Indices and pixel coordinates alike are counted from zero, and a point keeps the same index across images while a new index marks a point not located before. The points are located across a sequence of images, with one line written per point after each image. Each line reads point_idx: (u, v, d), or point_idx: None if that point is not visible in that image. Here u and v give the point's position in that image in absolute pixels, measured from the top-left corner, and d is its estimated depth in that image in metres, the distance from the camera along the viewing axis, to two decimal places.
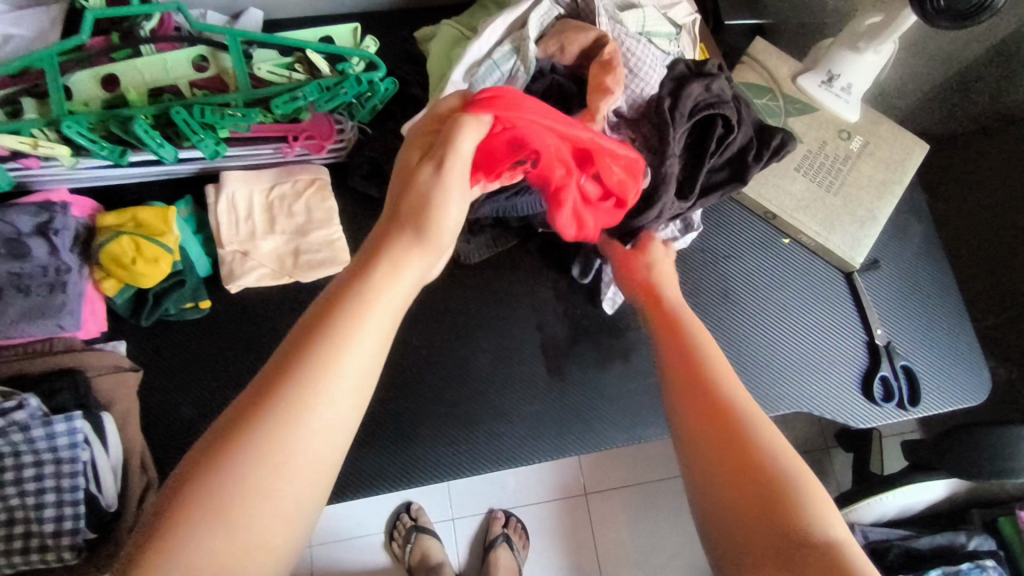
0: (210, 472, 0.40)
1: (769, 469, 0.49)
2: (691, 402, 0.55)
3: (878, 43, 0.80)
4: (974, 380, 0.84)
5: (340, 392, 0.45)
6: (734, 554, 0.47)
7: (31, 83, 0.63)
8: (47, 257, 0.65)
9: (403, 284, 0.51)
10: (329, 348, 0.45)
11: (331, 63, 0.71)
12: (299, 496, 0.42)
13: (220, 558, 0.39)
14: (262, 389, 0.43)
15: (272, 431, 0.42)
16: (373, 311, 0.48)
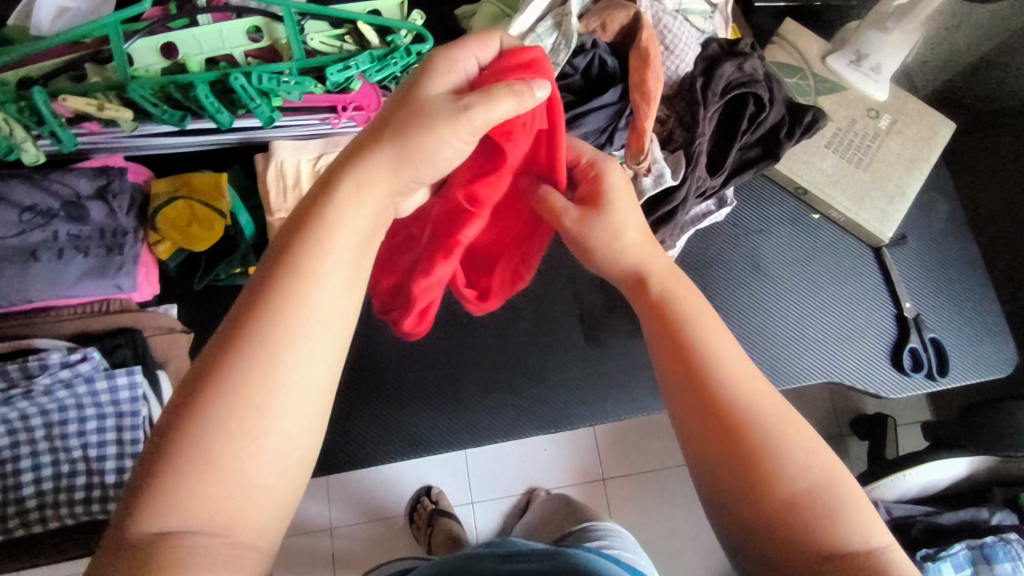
0: (195, 413, 0.40)
1: (789, 490, 0.46)
2: (693, 413, 0.50)
3: (905, 22, 0.82)
4: (1002, 353, 0.86)
5: (312, 324, 0.43)
6: (735, 511, 0.47)
7: (95, 50, 0.65)
8: (104, 220, 0.67)
9: (364, 206, 0.48)
10: (295, 283, 0.43)
11: (380, 35, 0.73)
12: (288, 431, 0.41)
13: (214, 500, 0.39)
14: (232, 333, 0.42)
15: (246, 372, 0.41)
16: (335, 239, 0.46)
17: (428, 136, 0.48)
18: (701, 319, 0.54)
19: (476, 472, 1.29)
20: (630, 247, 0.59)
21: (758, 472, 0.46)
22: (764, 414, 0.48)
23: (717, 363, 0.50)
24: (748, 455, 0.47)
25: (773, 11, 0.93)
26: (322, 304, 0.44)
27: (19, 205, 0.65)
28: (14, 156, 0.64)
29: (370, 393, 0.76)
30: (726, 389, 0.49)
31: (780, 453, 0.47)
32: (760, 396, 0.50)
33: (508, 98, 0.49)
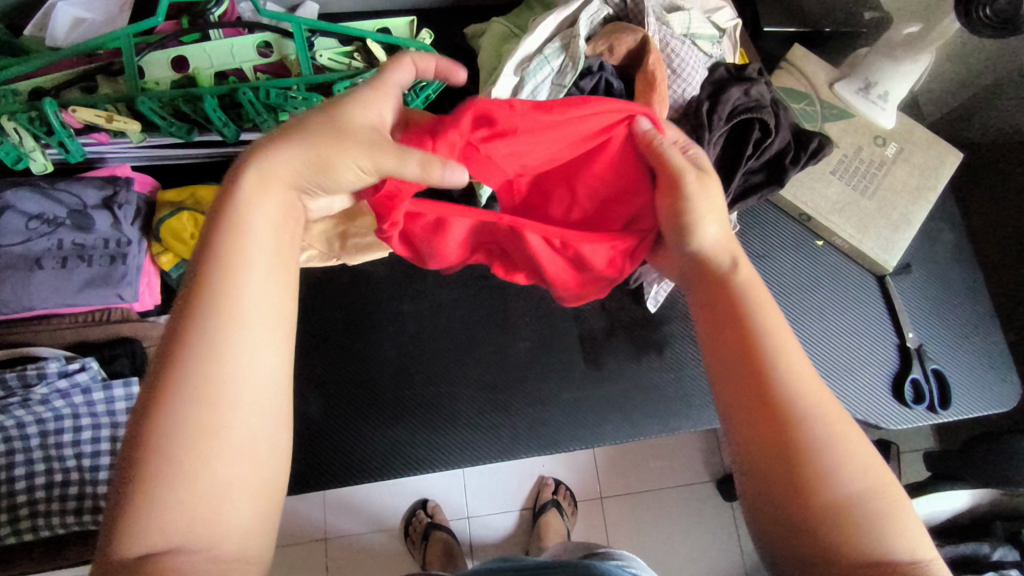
0: (144, 431, 0.39)
1: (835, 493, 0.43)
2: (741, 406, 0.48)
3: (916, 53, 0.82)
4: (1006, 385, 0.85)
5: (248, 313, 0.43)
6: (772, 509, 0.45)
7: (107, 62, 0.66)
8: (109, 230, 0.67)
9: (275, 204, 0.47)
10: (222, 278, 0.43)
11: (389, 53, 0.73)
12: (251, 423, 0.41)
13: (195, 506, 0.39)
14: (168, 345, 0.41)
15: (189, 375, 0.40)
16: (253, 242, 0.45)
17: (336, 155, 0.46)
18: (765, 310, 0.51)
19: (474, 486, 1.28)
20: (712, 233, 0.55)
21: (803, 473, 0.44)
22: (821, 412, 0.46)
23: (778, 357, 0.48)
24: (794, 454, 0.45)
25: (783, 37, 0.94)
26: (250, 304, 0.43)
27: (26, 212, 0.65)
28: (23, 163, 0.65)
29: (367, 409, 0.76)
30: (783, 383, 0.47)
31: (828, 455, 0.44)
32: (818, 394, 0.47)
33: (411, 163, 0.46)
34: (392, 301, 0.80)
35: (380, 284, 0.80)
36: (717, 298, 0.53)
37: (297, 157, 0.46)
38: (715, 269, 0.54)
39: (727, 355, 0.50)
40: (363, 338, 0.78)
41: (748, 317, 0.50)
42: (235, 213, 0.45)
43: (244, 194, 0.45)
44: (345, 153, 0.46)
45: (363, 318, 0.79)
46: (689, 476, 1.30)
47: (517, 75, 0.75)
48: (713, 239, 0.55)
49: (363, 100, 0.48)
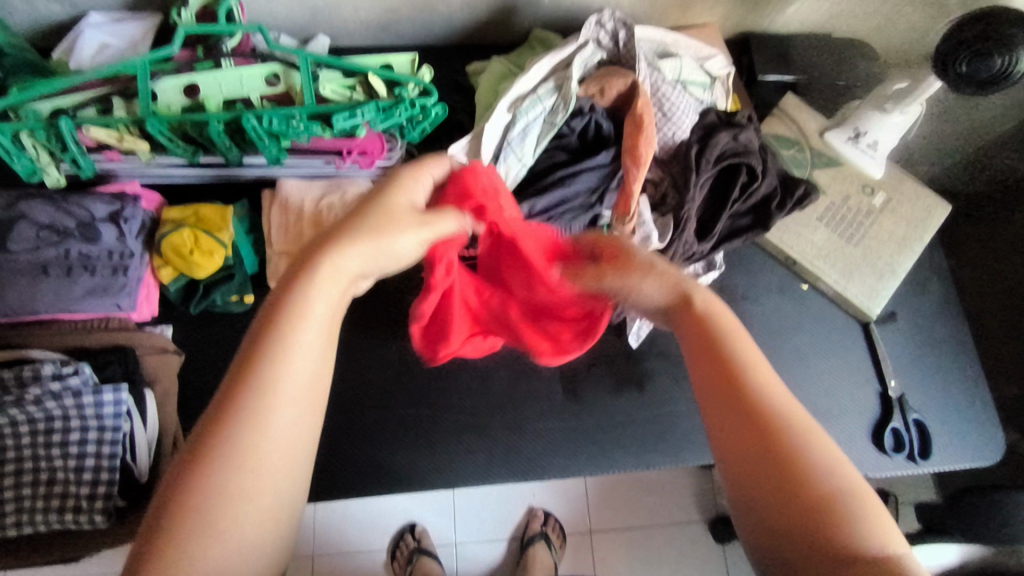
0: (180, 493, 0.41)
1: (822, 490, 0.45)
2: (730, 424, 0.50)
3: (905, 105, 0.83)
4: (988, 440, 0.84)
5: (295, 386, 0.46)
6: (769, 525, 0.46)
7: (123, 86, 0.70)
8: (114, 242, 0.71)
9: (334, 286, 0.51)
10: (277, 349, 0.46)
11: (389, 87, 0.76)
12: (279, 491, 0.44)
13: (218, 572, 0.40)
14: (220, 407, 0.44)
15: (238, 442, 0.43)
16: (311, 318, 0.48)
17: (388, 242, 0.55)
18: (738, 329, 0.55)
19: (463, 512, 1.28)
20: (660, 274, 0.60)
21: (793, 477, 0.46)
22: (799, 417, 0.49)
23: (756, 373, 0.51)
24: (782, 458, 0.46)
25: (776, 85, 0.95)
26: (299, 375, 0.46)
27: (38, 222, 0.69)
28: (38, 177, 0.72)
29: (348, 427, 0.77)
30: (764, 395, 0.50)
31: (811, 454, 0.47)
32: (795, 402, 0.50)
33: (444, 219, 0.60)
34: (381, 324, 0.82)
35: (371, 307, 0.83)
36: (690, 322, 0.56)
37: (360, 249, 0.53)
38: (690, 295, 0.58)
39: (710, 378, 0.52)
40: (350, 359, 0.80)
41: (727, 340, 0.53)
42: (300, 291, 0.49)
43: (310, 273, 0.50)
44: (395, 242, 0.56)
45: (351, 339, 0.81)
46: (679, 516, 1.29)
47: (511, 112, 0.78)
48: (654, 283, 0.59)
49: (408, 192, 0.60)
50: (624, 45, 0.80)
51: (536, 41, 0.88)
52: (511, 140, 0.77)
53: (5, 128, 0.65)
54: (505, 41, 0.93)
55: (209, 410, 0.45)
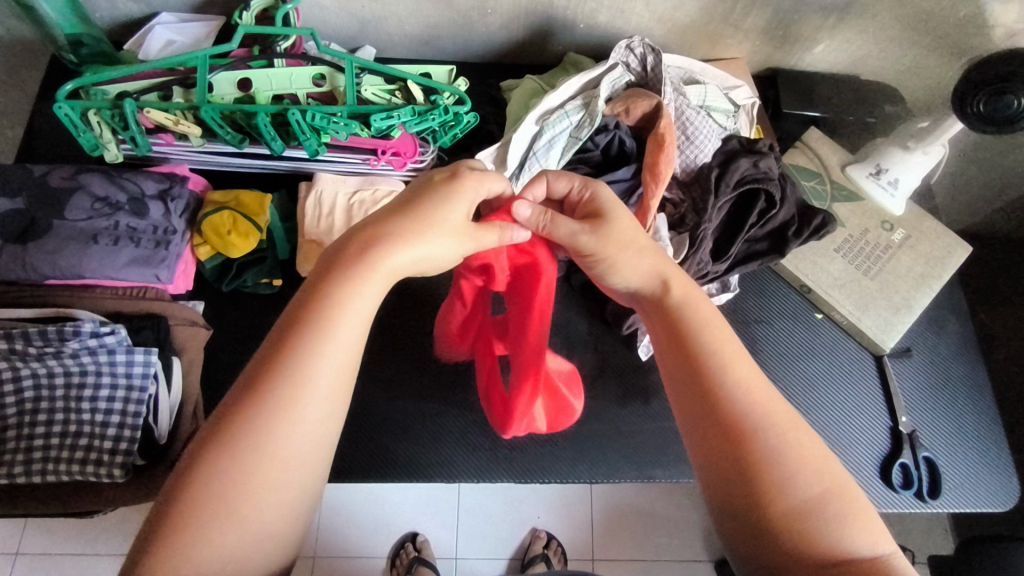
0: (208, 473, 0.47)
1: (795, 499, 0.50)
2: (704, 428, 0.54)
3: (925, 145, 0.85)
4: (999, 485, 0.83)
5: (326, 379, 0.51)
6: (740, 524, 0.51)
7: (183, 76, 0.76)
8: (159, 218, 0.76)
9: (377, 287, 0.55)
10: (315, 341, 0.51)
11: (427, 94, 0.81)
12: (304, 467, 0.49)
13: (243, 530, 0.46)
14: (259, 379, 0.50)
15: (270, 422, 0.48)
16: (351, 313, 0.53)
17: (438, 255, 0.57)
18: (710, 323, 0.59)
19: (466, 527, 1.25)
20: (634, 269, 0.62)
21: (764, 484, 0.51)
22: (775, 422, 0.53)
23: (732, 376, 0.55)
24: (755, 465, 0.51)
25: (801, 118, 0.97)
26: (332, 370, 0.51)
27: (94, 194, 0.75)
28: (99, 152, 0.78)
29: (357, 412, 0.80)
30: (737, 398, 0.54)
31: (786, 463, 0.51)
32: (771, 406, 0.54)
33: (491, 234, 0.61)
34: (399, 317, 0.85)
35: (392, 299, 0.86)
36: (665, 316, 0.60)
37: (410, 252, 0.56)
38: (667, 287, 0.61)
39: (684, 381, 0.57)
40: (366, 347, 0.84)
41: (699, 339, 0.57)
42: (347, 286, 0.53)
43: (353, 273, 0.54)
44: (438, 247, 0.57)
45: (370, 329, 0.84)
46: (686, 551, 1.24)
47: (538, 124, 0.82)
48: (634, 266, 0.62)
49: (467, 202, 0.60)
50: (651, 68, 0.84)
51: (569, 64, 0.92)
52: (537, 150, 0.81)
53: (76, 104, 0.71)
54: (540, 61, 0.98)
55: (244, 382, 0.50)
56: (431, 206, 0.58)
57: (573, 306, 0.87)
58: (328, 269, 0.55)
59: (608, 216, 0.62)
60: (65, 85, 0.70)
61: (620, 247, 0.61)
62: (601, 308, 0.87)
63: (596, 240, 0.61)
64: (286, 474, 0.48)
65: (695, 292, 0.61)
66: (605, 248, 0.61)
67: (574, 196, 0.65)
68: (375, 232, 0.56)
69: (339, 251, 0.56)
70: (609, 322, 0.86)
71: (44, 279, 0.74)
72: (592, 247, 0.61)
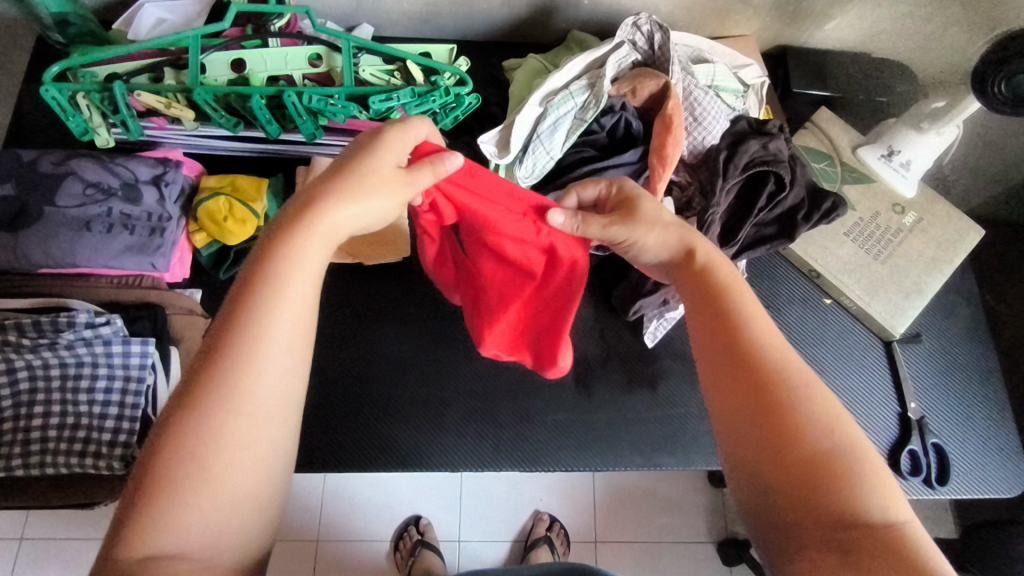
0: (179, 434, 0.45)
1: (812, 449, 0.47)
2: (726, 378, 0.53)
3: (940, 126, 0.82)
4: (1006, 472, 0.83)
5: (284, 329, 0.49)
6: (755, 475, 0.49)
7: (175, 57, 0.73)
8: (154, 205, 0.74)
9: (323, 241, 0.53)
10: (265, 295, 0.49)
11: (427, 74, 0.78)
12: (273, 422, 0.48)
13: (211, 490, 0.45)
14: (217, 341, 0.47)
15: (231, 378, 0.47)
16: (299, 266, 0.51)
17: (376, 203, 0.54)
18: (739, 289, 0.57)
19: (469, 509, 1.25)
20: (656, 242, 0.60)
21: (781, 431, 0.48)
22: (798, 378, 0.51)
23: (757, 332, 0.54)
24: (771, 420, 0.49)
25: (811, 98, 0.95)
26: (286, 319, 0.49)
27: (85, 179, 0.73)
28: (89, 137, 0.76)
29: (360, 401, 0.79)
30: (761, 356, 0.52)
31: (803, 418, 0.49)
32: (794, 363, 0.52)
33: (426, 174, 0.57)
34: (401, 304, 0.84)
35: (393, 287, 0.84)
36: (693, 284, 0.58)
37: (352, 208, 0.53)
38: (693, 256, 0.59)
39: (708, 336, 0.55)
40: (367, 334, 0.82)
41: (727, 303, 0.56)
42: (289, 242, 0.51)
43: (295, 232, 0.51)
44: (378, 202, 0.55)
45: (371, 317, 0.83)
46: (689, 533, 1.24)
47: (542, 106, 0.79)
48: (662, 242, 0.60)
49: (395, 150, 0.56)
50: (658, 47, 0.82)
51: (573, 42, 0.88)
52: (541, 133, 0.78)
53: (63, 88, 0.68)
54: (543, 39, 0.95)
55: (204, 346, 0.48)
56: (360, 161, 0.54)
57: (577, 292, 0.86)
58: (273, 230, 0.53)
59: (635, 204, 0.61)
60: (52, 67, 0.68)
61: (646, 221, 0.60)
62: (606, 294, 0.86)
63: (627, 226, 0.59)
64: (255, 430, 0.47)
65: (725, 263, 0.59)
66: (638, 233, 0.59)
67: (602, 198, 0.64)
68: (311, 192, 0.54)
69: (283, 213, 0.53)
70: (614, 309, 0.85)
71: (38, 268, 0.72)
72: (625, 234, 0.60)
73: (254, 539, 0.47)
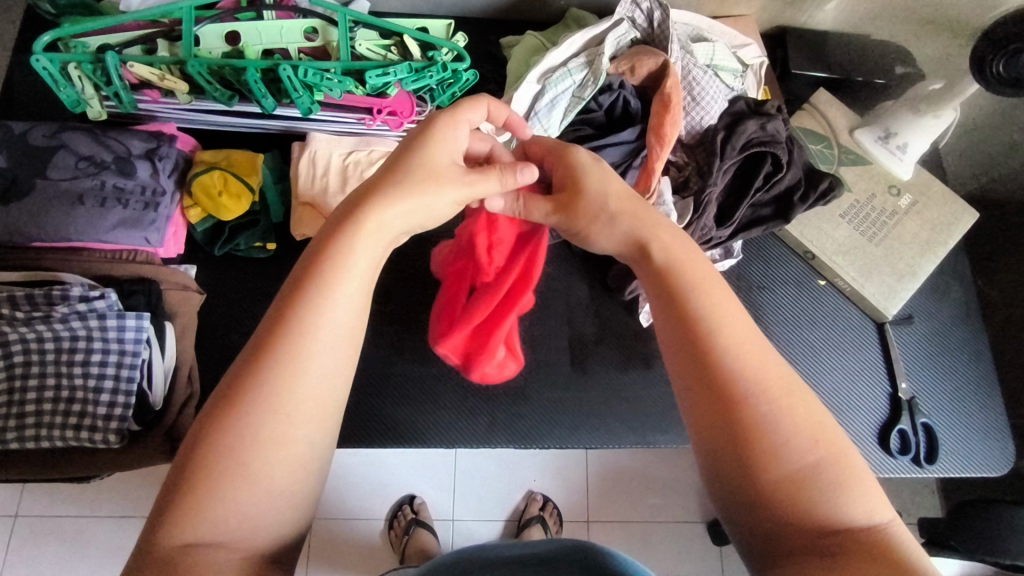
0: (222, 429, 0.43)
1: (789, 468, 0.44)
2: (697, 385, 0.48)
3: (937, 108, 0.83)
4: (996, 450, 0.85)
5: (334, 326, 0.47)
6: (732, 490, 0.46)
7: (168, 28, 0.72)
8: (148, 179, 0.73)
9: (376, 245, 0.51)
10: (315, 294, 0.47)
11: (424, 49, 0.77)
12: (311, 426, 0.45)
13: (249, 495, 0.42)
14: (263, 343, 0.45)
15: (276, 379, 0.44)
16: (352, 265, 0.49)
17: (437, 196, 0.54)
18: (706, 286, 0.52)
19: (463, 489, 1.26)
20: (604, 237, 0.59)
21: (756, 447, 0.45)
22: (772, 385, 0.47)
23: (724, 336, 0.49)
24: (747, 435, 0.45)
25: (809, 79, 0.94)
26: (335, 318, 0.47)
27: (77, 153, 0.72)
28: (81, 109, 0.75)
29: (356, 377, 0.79)
30: (734, 367, 0.47)
31: (780, 432, 0.45)
32: (769, 367, 0.48)
33: (491, 179, 0.57)
34: (396, 282, 0.84)
35: (388, 264, 0.84)
36: (659, 282, 0.54)
37: (405, 205, 0.52)
38: (652, 251, 0.56)
39: (680, 342, 0.50)
40: None
41: (695, 304, 0.51)
42: (342, 243, 0.49)
43: (350, 231, 0.50)
44: (440, 201, 0.54)
45: None
46: (681, 513, 1.26)
47: (540, 83, 0.78)
48: (609, 234, 0.59)
49: (447, 144, 0.56)
50: (657, 26, 0.81)
51: (571, 20, 0.88)
52: (538, 110, 0.78)
53: (55, 58, 0.67)
54: (542, 17, 0.94)
55: (246, 349, 0.46)
56: (414, 160, 0.54)
57: (574, 271, 0.86)
58: (321, 235, 0.51)
59: (578, 185, 0.60)
60: (42, 36, 0.67)
61: (585, 209, 0.59)
62: (602, 274, 0.86)
63: (568, 214, 0.60)
64: (295, 432, 0.44)
65: (688, 253, 0.55)
66: (581, 224, 0.60)
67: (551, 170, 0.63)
68: (373, 186, 0.53)
69: (333, 216, 0.52)
70: (610, 289, 0.85)
71: (30, 242, 0.72)
72: (568, 222, 0.61)
73: (290, 536, 0.45)
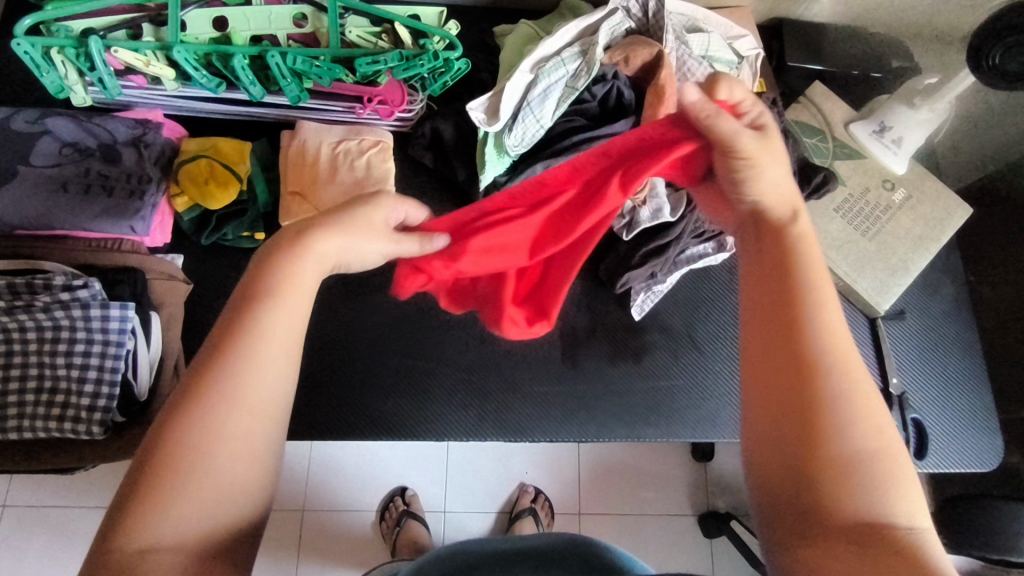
0: (180, 425, 0.42)
1: (843, 451, 0.43)
2: (777, 352, 0.47)
3: (932, 102, 0.83)
4: (986, 445, 0.85)
5: (281, 332, 0.46)
6: (778, 466, 0.44)
7: (155, 13, 0.70)
8: (133, 165, 0.72)
9: (314, 270, 0.49)
10: (261, 307, 0.46)
11: (415, 37, 0.75)
12: (270, 425, 0.45)
13: (207, 492, 0.41)
14: (215, 346, 0.44)
15: (228, 382, 0.43)
16: (300, 284, 0.48)
17: (356, 253, 0.51)
18: (817, 266, 0.49)
19: (455, 480, 1.26)
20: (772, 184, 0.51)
21: (818, 421, 0.44)
22: (848, 369, 0.45)
23: (814, 311, 0.47)
24: (807, 411, 0.44)
25: (805, 72, 0.94)
26: (281, 330, 0.46)
27: (61, 139, 0.71)
28: (65, 94, 0.74)
29: (345, 369, 0.79)
30: (820, 343, 0.46)
31: (846, 414, 0.44)
32: (849, 353, 0.46)
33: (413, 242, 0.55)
34: (386, 273, 0.83)
35: None
36: (773, 248, 0.50)
37: (341, 244, 0.50)
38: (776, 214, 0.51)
39: (770, 310, 0.48)
40: (352, 304, 0.81)
41: (800, 279, 0.48)
42: (288, 259, 0.48)
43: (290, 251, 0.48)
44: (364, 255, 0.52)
45: (355, 286, 0.82)
46: (672, 505, 1.26)
47: (533, 73, 0.77)
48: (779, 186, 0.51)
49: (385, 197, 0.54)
50: (652, 15, 0.79)
51: (567, 9, 0.86)
52: (531, 100, 0.76)
53: (37, 42, 0.66)
54: (537, 6, 0.93)
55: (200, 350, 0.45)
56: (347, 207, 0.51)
57: None
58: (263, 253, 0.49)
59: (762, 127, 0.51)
60: (24, 19, 0.65)
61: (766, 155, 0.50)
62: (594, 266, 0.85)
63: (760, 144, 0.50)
64: (252, 432, 0.43)
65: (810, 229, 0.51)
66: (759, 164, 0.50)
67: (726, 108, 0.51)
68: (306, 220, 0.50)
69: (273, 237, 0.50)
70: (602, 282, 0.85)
71: (14, 230, 0.71)
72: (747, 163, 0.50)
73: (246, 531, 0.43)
